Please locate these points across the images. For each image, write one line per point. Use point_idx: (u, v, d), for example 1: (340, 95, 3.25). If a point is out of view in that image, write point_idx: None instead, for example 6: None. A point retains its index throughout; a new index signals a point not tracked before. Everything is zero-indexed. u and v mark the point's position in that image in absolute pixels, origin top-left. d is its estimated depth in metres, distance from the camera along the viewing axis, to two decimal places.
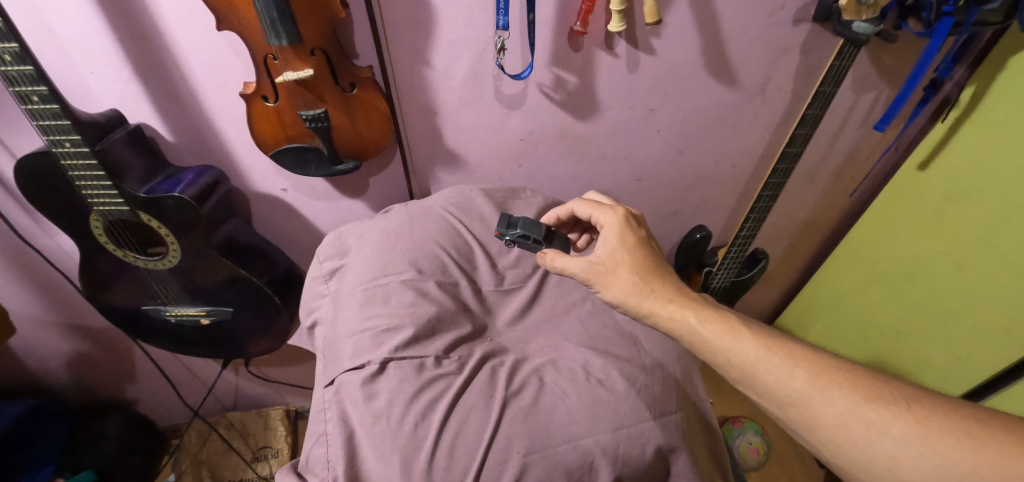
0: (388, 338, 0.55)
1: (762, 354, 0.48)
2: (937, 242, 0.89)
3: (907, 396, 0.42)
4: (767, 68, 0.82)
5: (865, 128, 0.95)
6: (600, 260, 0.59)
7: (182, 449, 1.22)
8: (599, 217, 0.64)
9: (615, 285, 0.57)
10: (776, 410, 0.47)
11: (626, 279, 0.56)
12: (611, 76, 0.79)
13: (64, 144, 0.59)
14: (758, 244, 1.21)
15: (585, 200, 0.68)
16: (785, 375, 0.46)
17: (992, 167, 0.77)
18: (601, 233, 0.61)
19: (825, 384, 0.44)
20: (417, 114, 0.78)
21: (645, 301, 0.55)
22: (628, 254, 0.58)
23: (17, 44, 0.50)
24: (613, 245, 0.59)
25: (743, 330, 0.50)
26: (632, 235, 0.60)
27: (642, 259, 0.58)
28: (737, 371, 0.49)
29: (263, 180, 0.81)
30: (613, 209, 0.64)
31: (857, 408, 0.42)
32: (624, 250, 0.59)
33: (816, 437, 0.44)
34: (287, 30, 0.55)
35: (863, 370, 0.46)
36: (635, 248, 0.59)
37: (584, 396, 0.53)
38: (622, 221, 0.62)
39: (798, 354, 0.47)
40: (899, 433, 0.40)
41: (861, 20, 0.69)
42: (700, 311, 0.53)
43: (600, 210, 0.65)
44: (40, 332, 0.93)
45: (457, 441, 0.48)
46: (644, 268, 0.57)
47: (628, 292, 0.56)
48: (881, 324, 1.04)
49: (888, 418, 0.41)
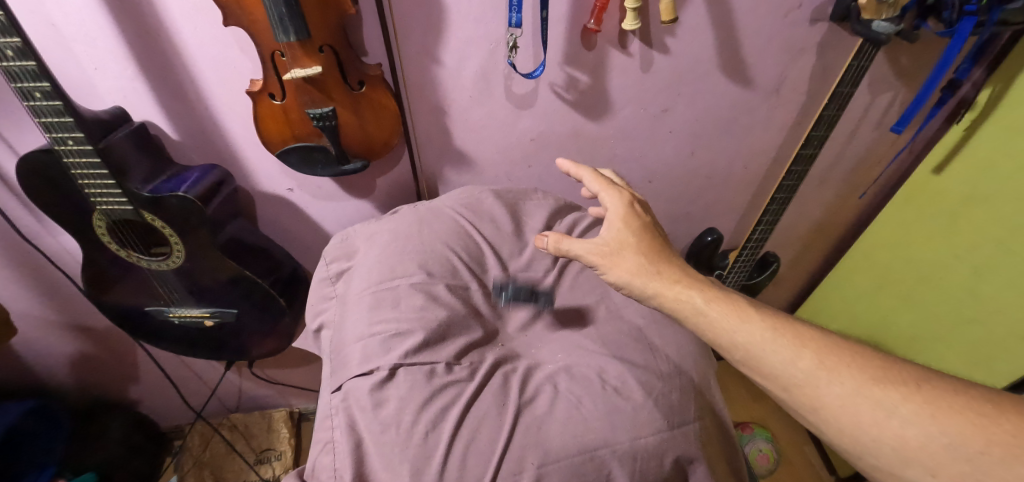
0: (399, 343, 0.54)
1: (769, 335, 0.46)
2: (952, 243, 0.86)
3: (916, 376, 0.42)
4: (782, 68, 0.80)
5: (880, 130, 0.93)
6: (606, 242, 0.56)
7: (184, 451, 1.21)
8: (606, 198, 0.59)
9: (622, 266, 0.54)
10: (782, 394, 0.45)
11: (632, 260, 0.54)
12: (624, 75, 0.77)
13: (67, 142, 0.58)
14: (769, 247, 1.19)
15: (593, 173, 0.62)
16: (791, 356, 0.44)
17: (1001, 166, 0.76)
18: (607, 214, 0.57)
19: (831, 365, 0.43)
20: (426, 114, 0.76)
21: (650, 282, 0.53)
22: (635, 237, 0.55)
23: (20, 39, 0.49)
24: (620, 226, 0.56)
25: (749, 311, 0.49)
26: (639, 219, 0.57)
27: (650, 243, 0.55)
28: (741, 353, 0.47)
29: (269, 179, 0.79)
30: (619, 191, 0.59)
31: (864, 387, 0.41)
32: (630, 233, 0.56)
33: (823, 419, 0.43)
34: (295, 26, 0.53)
35: (871, 352, 0.45)
36: (641, 231, 0.56)
37: (600, 404, 0.51)
38: (628, 205, 0.58)
39: (804, 336, 0.46)
40: (906, 413, 0.39)
41: (881, 19, 0.67)
42: (706, 292, 0.51)
43: (608, 190, 0.60)
44: (40, 332, 0.92)
45: (469, 450, 0.47)
46: (653, 250, 0.55)
47: (633, 274, 0.53)
48: (894, 327, 1.01)
49: (897, 399, 0.40)
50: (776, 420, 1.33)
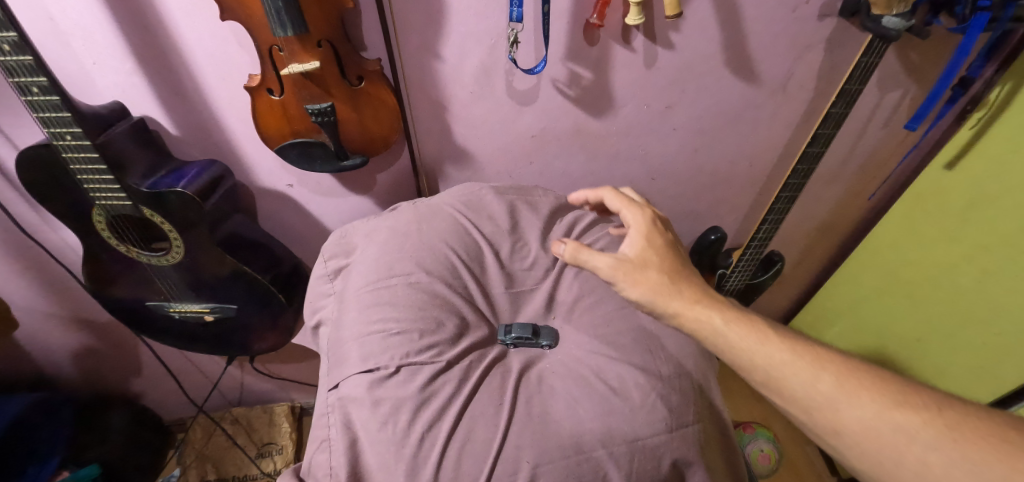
0: (398, 342, 0.53)
1: (787, 357, 0.45)
2: (960, 245, 0.85)
3: (938, 402, 0.40)
4: (789, 64, 0.79)
5: (889, 129, 0.91)
6: (629, 257, 0.54)
7: (187, 444, 1.22)
8: (628, 215, 0.59)
9: (644, 283, 0.52)
10: (800, 414, 0.44)
11: (654, 279, 0.52)
12: (627, 71, 0.76)
13: (66, 137, 0.58)
14: (774, 245, 1.17)
15: (617, 191, 0.63)
16: (810, 378, 0.44)
17: (1011, 165, 0.74)
18: (630, 230, 0.56)
19: (851, 387, 0.42)
20: (426, 109, 0.76)
21: (672, 301, 0.51)
22: (658, 255, 0.54)
23: (16, 33, 0.48)
24: (643, 245, 0.55)
25: (768, 332, 0.47)
26: (660, 237, 0.56)
27: (673, 262, 0.54)
28: (760, 375, 0.46)
29: (269, 175, 0.79)
30: (642, 209, 0.59)
31: (884, 411, 0.40)
32: (653, 251, 0.54)
33: (841, 441, 0.42)
34: (292, 20, 0.53)
35: (890, 375, 0.44)
36: (664, 249, 0.54)
37: (596, 406, 0.50)
38: (651, 223, 0.57)
39: (824, 358, 0.45)
40: (928, 437, 0.38)
41: (891, 14, 0.65)
42: (725, 312, 0.50)
43: (630, 207, 0.59)
44: (43, 325, 0.92)
45: (464, 450, 0.46)
46: (677, 270, 0.53)
47: (656, 293, 0.51)
48: (900, 329, 1.00)
49: (917, 422, 0.39)
50: (778, 421, 1.34)
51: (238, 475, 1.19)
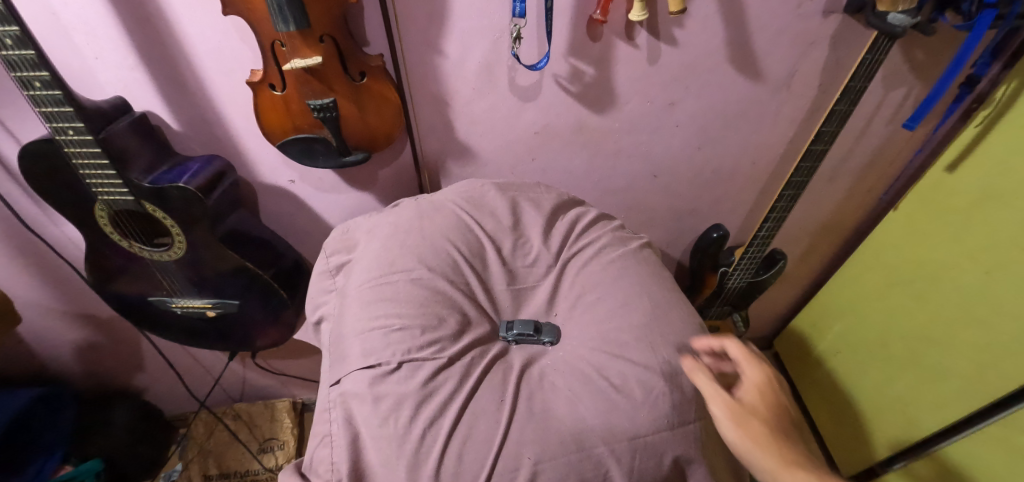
0: (400, 338, 0.53)
1: None
2: (962, 243, 0.84)
3: None
4: (793, 61, 0.78)
5: (893, 127, 0.91)
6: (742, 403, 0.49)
7: (189, 439, 1.22)
8: (746, 367, 0.54)
9: (745, 427, 0.47)
10: None
11: (759, 431, 0.47)
12: (630, 68, 0.76)
13: (68, 132, 0.58)
14: (777, 243, 1.17)
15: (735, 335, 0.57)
16: None
17: (1013, 164, 0.74)
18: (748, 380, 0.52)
19: None
20: (428, 105, 0.75)
21: (767, 453, 0.46)
22: (767, 409, 0.49)
23: (19, 28, 0.48)
24: (758, 394, 0.50)
25: None
26: (774, 395, 0.51)
27: (781, 423, 0.49)
28: None
29: (271, 170, 0.79)
30: (762, 364, 0.54)
31: None
32: (763, 403, 0.50)
33: None
34: (295, 15, 0.52)
35: None
36: (775, 406, 0.50)
37: (598, 403, 0.50)
38: (767, 380, 0.52)
39: None
40: None
41: (897, 11, 0.65)
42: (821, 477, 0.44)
43: (749, 358, 0.54)
44: (46, 320, 0.92)
45: (465, 447, 0.46)
46: (784, 433, 0.48)
47: (755, 443, 0.46)
48: (902, 328, 1.00)
49: None
50: None
51: (240, 470, 1.20)
